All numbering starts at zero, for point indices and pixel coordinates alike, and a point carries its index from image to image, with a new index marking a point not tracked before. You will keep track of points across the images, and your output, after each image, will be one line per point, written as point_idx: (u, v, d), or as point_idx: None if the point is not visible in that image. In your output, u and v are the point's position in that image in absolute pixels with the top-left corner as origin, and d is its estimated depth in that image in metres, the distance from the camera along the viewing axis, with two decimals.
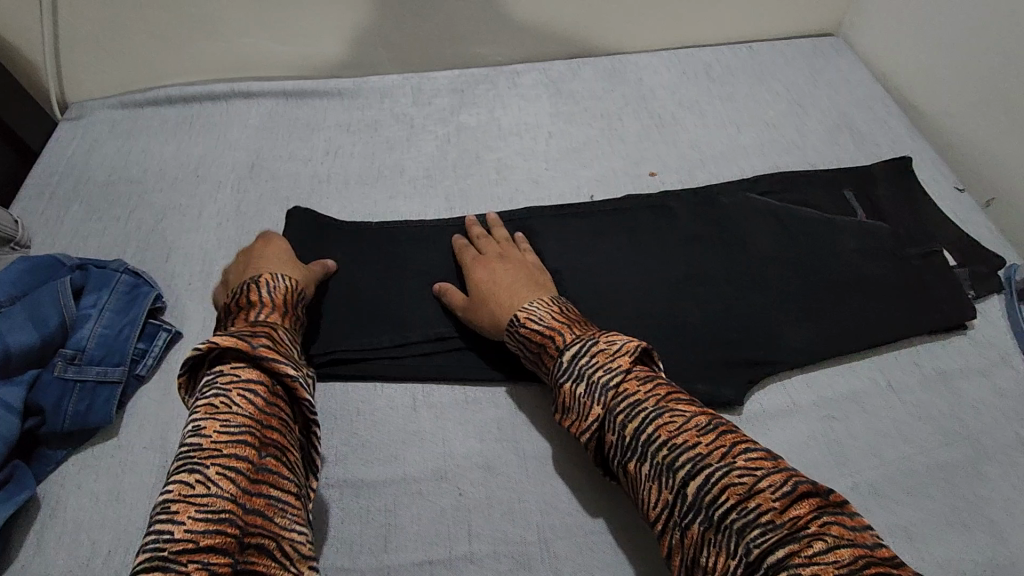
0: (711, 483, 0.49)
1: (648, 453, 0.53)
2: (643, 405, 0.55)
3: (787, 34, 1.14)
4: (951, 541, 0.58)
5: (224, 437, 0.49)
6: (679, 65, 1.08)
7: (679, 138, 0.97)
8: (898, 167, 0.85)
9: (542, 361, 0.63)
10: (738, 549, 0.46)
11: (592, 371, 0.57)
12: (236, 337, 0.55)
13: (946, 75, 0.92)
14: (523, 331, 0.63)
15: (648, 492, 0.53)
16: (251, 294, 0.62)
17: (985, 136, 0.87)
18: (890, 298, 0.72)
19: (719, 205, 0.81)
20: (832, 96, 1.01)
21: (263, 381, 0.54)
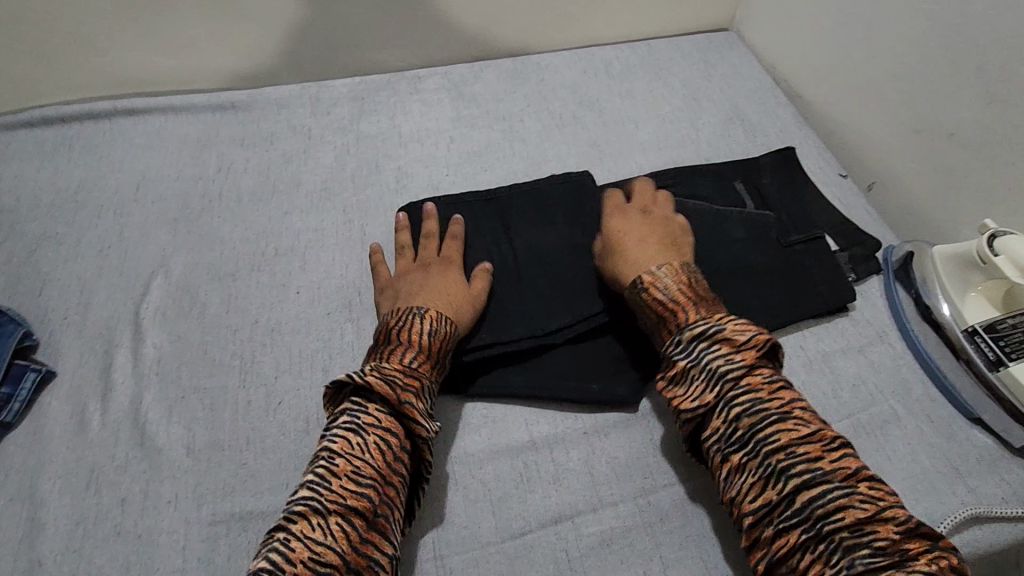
0: (829, 499, 0.51)
1: (763, 451, 0.55)
2: (768, 406, 0.56)
3: (683, 31, 1.16)
4: None
5: (354, 485, 0.53)
6: (579, 64, 1.09)
7: (579, 137, 0.98)
8: (783, 157, 0.88)
9: (659, 330, 0.64)
10: (839, 562, 0.48)
11: (714, 361, 0.59)
12: (387, 383, 0.58)
13: (826, 67, 0.96)
14: (647, 297, 0.65)
15: (748, 483, 0.55)
16: (412, 330, 0.63)
17: (860, 123, 0.91)
18: (776, 285, 0.74)
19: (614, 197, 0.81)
20: (725, 90, 1.04)
21: (397, 435, 0.57)
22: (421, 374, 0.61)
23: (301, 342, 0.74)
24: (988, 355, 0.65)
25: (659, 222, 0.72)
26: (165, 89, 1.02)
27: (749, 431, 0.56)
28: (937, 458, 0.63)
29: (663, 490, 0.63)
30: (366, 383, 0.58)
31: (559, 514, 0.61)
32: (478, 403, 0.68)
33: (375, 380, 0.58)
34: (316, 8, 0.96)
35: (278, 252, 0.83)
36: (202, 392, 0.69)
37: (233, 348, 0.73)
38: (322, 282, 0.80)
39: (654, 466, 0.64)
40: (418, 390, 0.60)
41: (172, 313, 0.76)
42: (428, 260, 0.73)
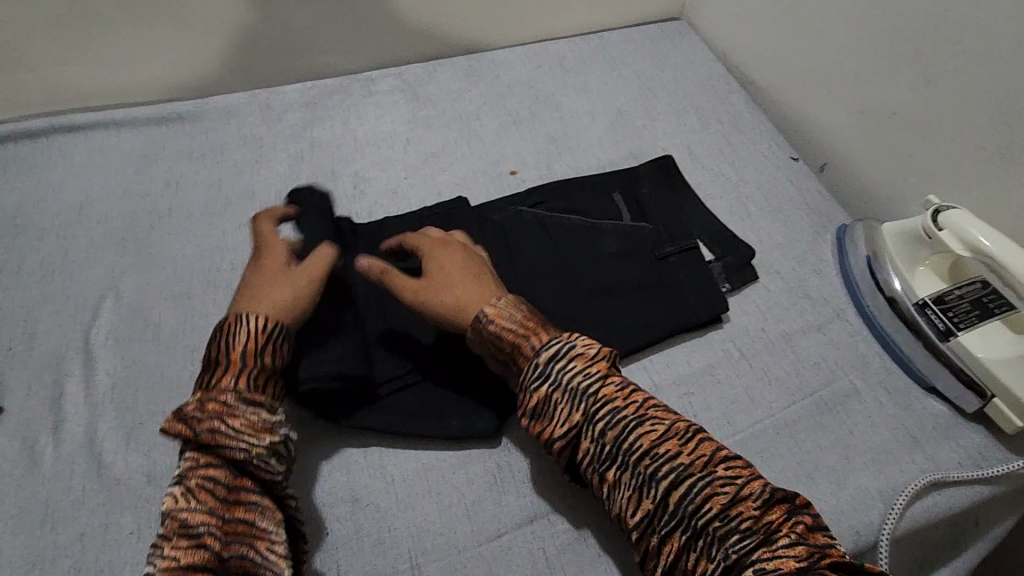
0: (695, 493, 0.52)
1: (630, 460, 0.54)
2: (624, 413, 0.56)
3: (634, 22, 1.17)
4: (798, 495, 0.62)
5: (185, 541, 0.49)
6: (533, 59, 1.09)
7: (536, 133, 0.97)
8: (661, 167, 0.87)
9: (511, 358, 0.61)
10: (718, 554, 0.50)
11: (570, 377, 0.58)
12: (184, 424, 0.54)
13: (773, 53, 0.97)
14: (493, 328, 0.60)
15: (625, 500, 0.54)
16: (233, 352, 0.57)
17: (809, 106, 0.93)
18: (665, 297, 0.73)
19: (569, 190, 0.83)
20: (678, 79, 1.05)
21: (220, 467, 0.53)
22: (225, 393, 0.55)
23: None
24: (939, 325, 0.67)
25: (463, 252, 0.67)
26: (105, 103, 0.98)
27: (614, 445, 0.56)
28: (897, 428, 0.65)
29: None
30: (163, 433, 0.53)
31: (534, 512, 0.61)
32: None
33: (174, 429, 0.54)
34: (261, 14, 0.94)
35: (234, 266, 0.80)
36: (162, 417, 0.67)
37: (192, 368, 0.71)
38: None
39: None
40: (223, 412, 0.54)
41: (125, 337, 0.74)
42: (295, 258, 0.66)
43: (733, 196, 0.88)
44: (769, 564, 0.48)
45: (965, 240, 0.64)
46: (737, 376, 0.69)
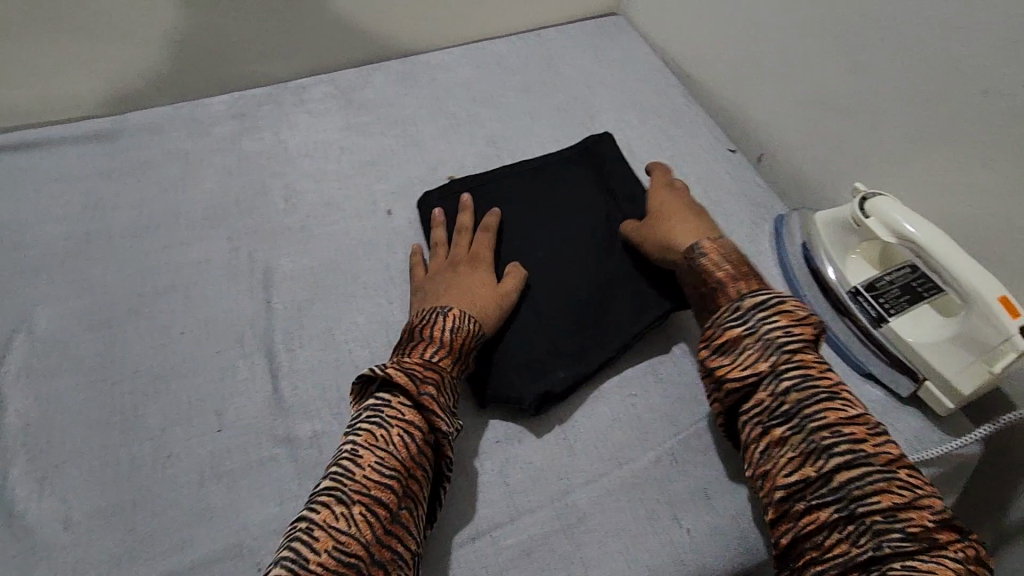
0: (867, 481, 0.51)
1: (809, 426, 0.55)
2: (818, 386, 0.57)
3: (572, 18, 1.16)
4: (739, 491, 0.62)
5: (377, 476, 0.53)
6: (471, 59, 1.07)
7: (475, 135, 0.95)
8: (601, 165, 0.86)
9: (710, 299, 0.65)
10: (867, 543, 0.49)
11: (770, 331, 0.59)
12: (410, 375, 0.59)
13: (708, 45, 0.97)
14: (705, 263, 0.66)
15: (787, 456, 0.54)
16: (433, 328, 0.63)
17: (744, 98, 0.93)
18: (610, 298, 0.74)
19: (491, 195, 0.82)
20: (617, 74, 1.05)
21: (420, 427, 0.57)
22: (443, 367, 0.61)
23: (189, 386, 0.68)
24: (871, 313, 0.67)
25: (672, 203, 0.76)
26: (16, 123, 0.92)
27: (796, 407, 0.56)
28: None
29: (580, 488, 0.62)
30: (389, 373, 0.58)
31: (475, 532, 0.59)
32: None
33: (395, 372, 0.59)
34: (184, 25, 0.90)
35: (159, 291, 0.76)
36: (80, 458, 0.63)
37: (114, 403, 0.67)
38: (209, 318, 0.74)
39: (569, 466, 0.63)
40: (438, 383, 0.60)
41: (39, 374, 0.69)
42: (459, 257, 0.73)
43: None
44: (923, 565, 0.47)
45: (891, 227, 0.65)
46: (679, 374, 0.70)
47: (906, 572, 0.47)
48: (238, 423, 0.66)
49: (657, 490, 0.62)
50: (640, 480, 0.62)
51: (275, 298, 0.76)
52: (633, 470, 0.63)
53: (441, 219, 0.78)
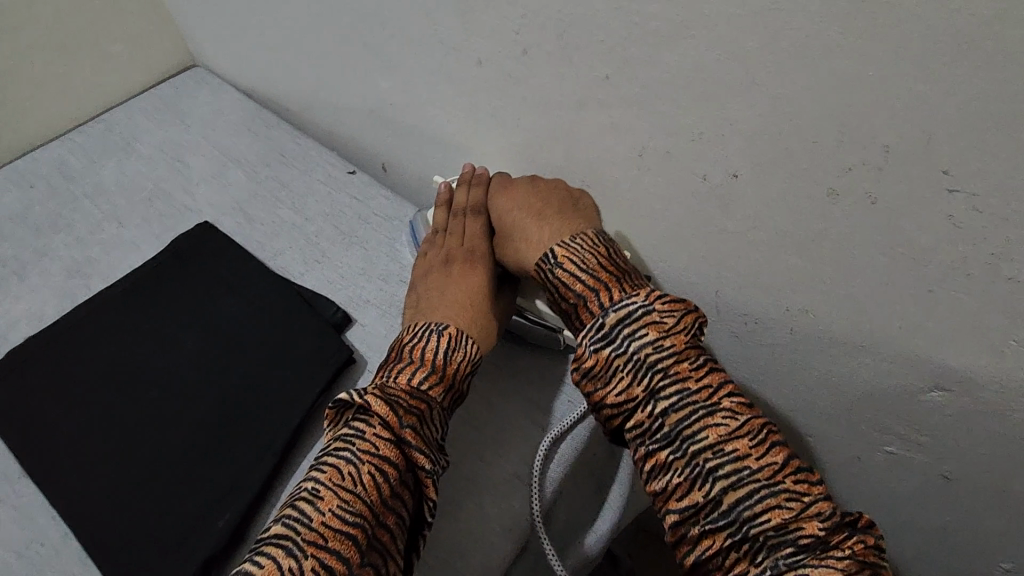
0: (756, 499, 0.47)
1: (691, 450, 0.50)
2: (696, 399, 0.51)
3: (140, 88, 1.00)
4: (445, 529, 0.61)
5: (338, 523, 0.49)
6: (21, 181, 0.87)
7: (48, 270, 0.77)
8: (203, 248, 0.75)
9: (575, 311, 0.59)
10: (765, 563, 0.46)
11: (642, 350, 0.53)
12: (338, 487, 0.50)
13: (283, 77, 0.91)
14: (561, 274, 0.59)
15: (674, 481, 0.50)
16: (424, 350, 0.60)
17: (338, 119, 0.89)
18: (267, 377, 0.65)
19: (77, 336, 0.68)
20: (208, 135, 0.93)
21: (396, 464, 0.53)
22: (392, 466, 0.53)
23: None
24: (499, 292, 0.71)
25: (538, 189, 0.65)
26: None
27: (676, 428, 0.51)
28: (512, 406, 0.68)
29: None
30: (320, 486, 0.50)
31: None
32: None
33: (376, 400, 0.55)
34: None
35: None
36: None
37: None
38: None
39: None
40: (422, 414, 0.56)
41: None
42: (454, 252, 0.70)
43: (302, 240, 0.81)
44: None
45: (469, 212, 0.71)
46: None
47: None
48: None
49: None
50: None
51: None
52: None
53: (444, 194, 0.73)
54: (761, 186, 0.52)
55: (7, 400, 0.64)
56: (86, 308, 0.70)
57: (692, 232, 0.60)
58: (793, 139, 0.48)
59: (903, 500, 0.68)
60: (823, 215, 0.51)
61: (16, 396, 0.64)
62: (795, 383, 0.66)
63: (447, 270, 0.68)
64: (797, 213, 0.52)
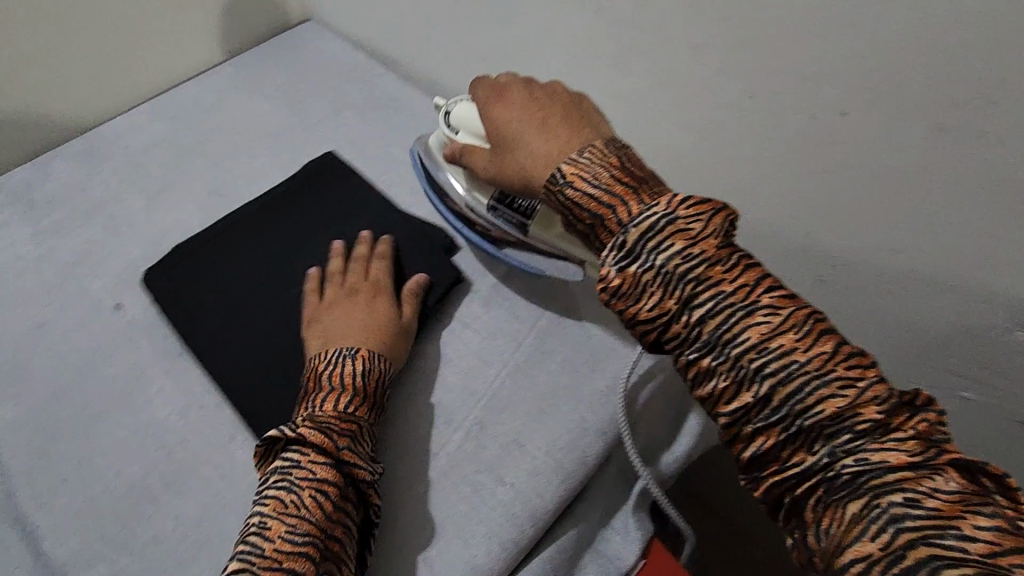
0: (808, 392, 0.44)
1: (734, 354, 0.47)
2: (731, 301, 0.47)
3: (262, 37, 1.09)
4: (547, 426, 0.65)
5: (288, 547, 0.51)
6: (163, 111, 0.97)
7: (191, 190, 0.87)
8: (330, 176, 0.84)
9: (593, 232, 0.54)
10: (824, 452, 0.44)
11: (670, 261, 0.49)
12: (283, 516, 0.52)
13: (395, 29, 0.98)
14: (572, 194, 0.54)
15: (719, 385, 0.48)
16: (342, 374, 0.62)
17: (445, 69, 0.95)
18: None
19: (226, 244, 0.77)
20: (323, 79, 1.01)
21: (336, 483, 0.55)
22: (336, 483, 0.55)
23: None
24: (513, 221, 0.69)
25: (537, 105, 0.62)
26: None
27: (714, 333, 0.48)
28: (607, 328, 0.72)
29: (410, 491, 0.61)
30: (264, 520, 0.52)
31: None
32: (182, 530, 0.60)
33: (309, 431, 0.57)
34: None
35: None
36: None
37: None
38: None
39: (389, 477, 0.62)
40: (355, 434, 0.59)
41: None
42: (356, 284, 0.70)
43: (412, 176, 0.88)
44: (876, 457, 0.43)
45: (471, 126, 0.68)
46: (465, 345, 0.71)
47: (863, 468, 0.42)
48: None
49: (473, 461, 0.63)
50: (455, 459, 0.63)
51: (7, 456, 0.64)
52: (448, 453, 0.63)
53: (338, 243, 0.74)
54: (876, 119, 0.55)
55: (171, 293, 0.74)
56: (232, 220, 0.79)
57: (790, 174, 0.64)
58: (910, 71, 0.51)
59: (986, 446, 0.70)
60: (934, 146, 0.54)
61: (177, 290, 0.74)
62: (876, 327, 0.69)
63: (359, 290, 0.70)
64: (908, 146, 0.55)
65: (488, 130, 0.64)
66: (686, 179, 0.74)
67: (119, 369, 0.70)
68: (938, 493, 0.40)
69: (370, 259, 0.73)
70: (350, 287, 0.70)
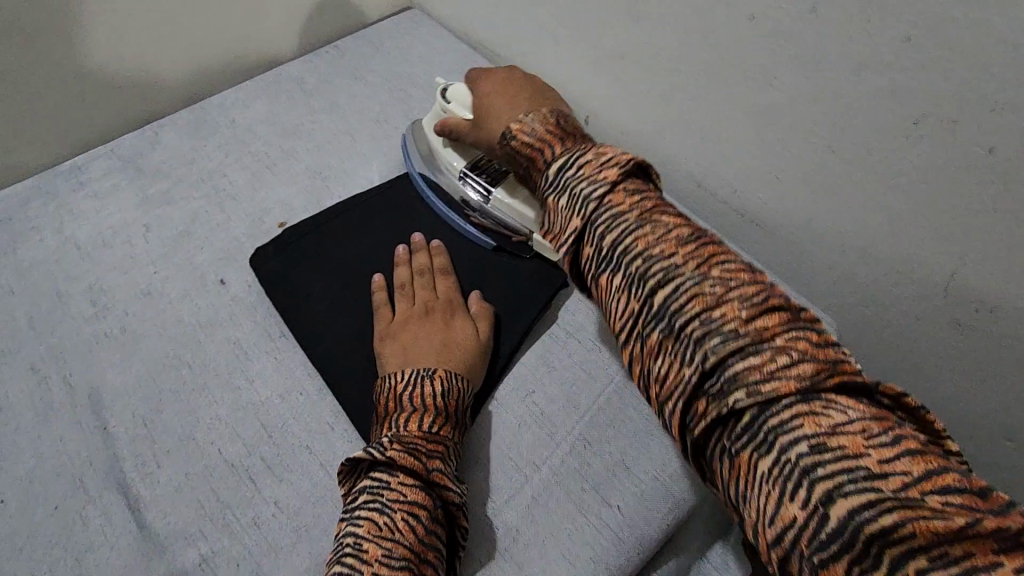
0: (711, 315, 0.42)
1: (646, 273, 0.46)
2: (642, 226, 0.47)
3: (365, 22, 1.09)
4: (655, 450, 0.62)
5: (387, 570, 0.48)
6: (269, 89, 0.97)
7: (294, 171, 0.87)
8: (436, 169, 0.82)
9: (528, 172, 0.61)
10: (754, 413, 0.39)
11: (595, 195, 0.50)
12: (378, 537, 0.50)
13: (506, 23, 0.96)
14: (516, 144, 0.60)
15: (660, 359, 0.44)
16: (422, 394, 0.60)
17: (554, 68, 0.93)
18: (499, 292, 0.72)
19: (333, 230, 0.77)
20: (427, 69, 0.99)
21: (428, 505, 0.53)
22: (427, 505, 0.53)
23: (31, 559, 0.57)
24: (480, 191, 0.74)
25: (502, 79, 0.69)
26: None
27: (631, 252, 0.47)
28: None
29: (512, 503, 0.59)
30: (359, 540, 0.50)
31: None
32: (282, 518, 0.59)
33: (399, 453, 0.55)
34: None
35: None
36: None
37: None
38: (33, 473, 0.61)
39: (491, 485, 0.60)
40: (442, 455, 0.57)
41: None
42: (429, 303, 0.69)
43: None
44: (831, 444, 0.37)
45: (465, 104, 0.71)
46: (570, 355, 0.69)
47: (797, 438, 0.38)
48: None
49: (579, 478, 0.61)
50: (559, 474, 0.61)
51: (112, 421, 0.65)
52: (553, 467, 0.61)
53: (404, 259, 0.73)
54: None
55: (277, 273, 0.73)
56: (339, 207, 0.79)
57: (947, 207, 0.61)
58: None
59: None
60: None
61: (284, 271, 0.74)
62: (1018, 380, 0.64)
63: (434, 309, 0.68)
64: None
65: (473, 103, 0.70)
66: (817, 202, 0.71)
67: (223, 345, 0.70)
68: (851, 437, 0.37)
69: (436, 276, 0.72)
70: (423, 308, 0.68)
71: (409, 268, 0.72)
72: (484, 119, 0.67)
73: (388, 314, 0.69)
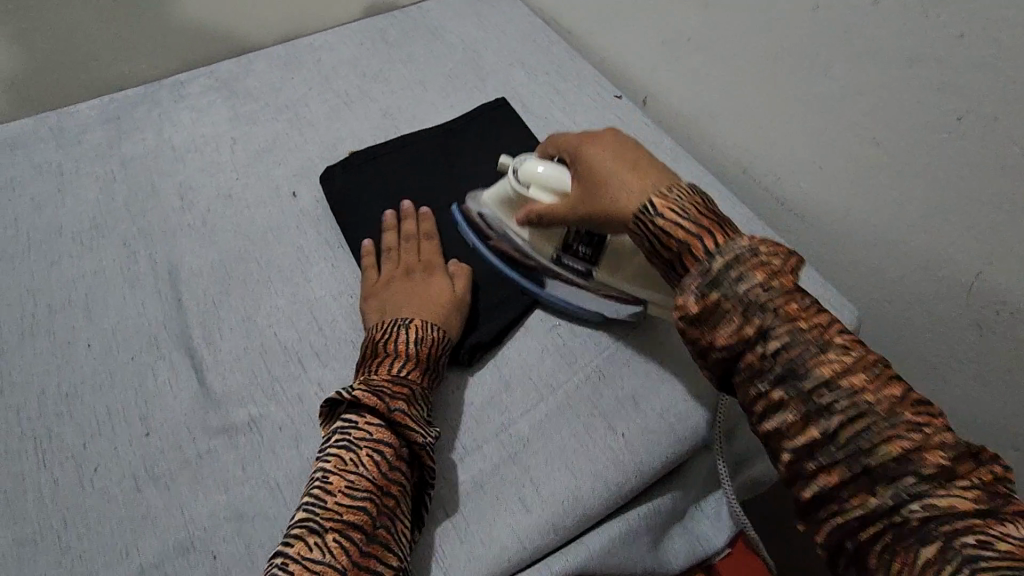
0: (860, 419, 0.43)
1: (772, 349, 0.47)
2: (773, 301, 0.48)
3: None
4: (665, 392, 0.67)
5: (348, 500, 0.52)
6: (355, 36, 1.05)
7: (369, 109, 0.95)
8: (497, 121, 0.89)
9: (676, 260, 0.53)
10: (883, 478, 0.42)
11: (726, 253, 0.50)
12: (342, 473, 0.54)
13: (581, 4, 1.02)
14: (660, 224, 0.53)
15: (787, 419, 0.46)
16: (396, 342, 0.63)
17: (620, 46, 0.98)
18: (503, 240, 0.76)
19: (389, 161, 0.84)
20: (500, 37, 1.06)
21: (392, 443, 0.56)
22: (391, 444, 0.56)
23: (106, 398, 0.65)
24: (578, 269, 0.68)
25: (614, 142, 0.62)
26: None
27: (759, 322, 0.48)
28: None
29: (526, 417, 0.65)
30: (325, 473, 0.54)
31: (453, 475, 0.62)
32: (323, 397, 0.66)
33: (362, 394, 0.57)
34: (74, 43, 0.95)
35: (52, 309, 0.72)
36: None
37: (21, 429, 0.63)
38: (114, 329, 0.70)
39: (508, 398, 0.67)
40: (409, 398, 0.59)
41: None
42: (411, 264, 0.72)
43: None
44: (940, 501, 0.40)
45: (549, 185, 0.65)
46: None
47: (928, 505, 0.40)
48: (166, 425, 0.64)
49: (590, 406, 0.66)
50: (572, 398, 0.66)
51: (186, 296, 0.73)
52: (567, 392, 0.67)
53: (391, 224, 0.76)
54: None
55: (342, 191, 0.81)
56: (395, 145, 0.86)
57: (976, 202, 0.64)
58: None
59: None
60: None
61: (346, 191, 0.81)
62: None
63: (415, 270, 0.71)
64: None
65: (579, 172, 0.61)
66: (856, 192, 0.74)
67: (288, 246, 0.78)
68: (966, 493, 0.40)
69: (421, 239, 0.75)
70: (404, 269, 0.71)
71: (395, 230, 0.75)
72: (598, 183, 0.58)
73: (374, 275, 0.72)
